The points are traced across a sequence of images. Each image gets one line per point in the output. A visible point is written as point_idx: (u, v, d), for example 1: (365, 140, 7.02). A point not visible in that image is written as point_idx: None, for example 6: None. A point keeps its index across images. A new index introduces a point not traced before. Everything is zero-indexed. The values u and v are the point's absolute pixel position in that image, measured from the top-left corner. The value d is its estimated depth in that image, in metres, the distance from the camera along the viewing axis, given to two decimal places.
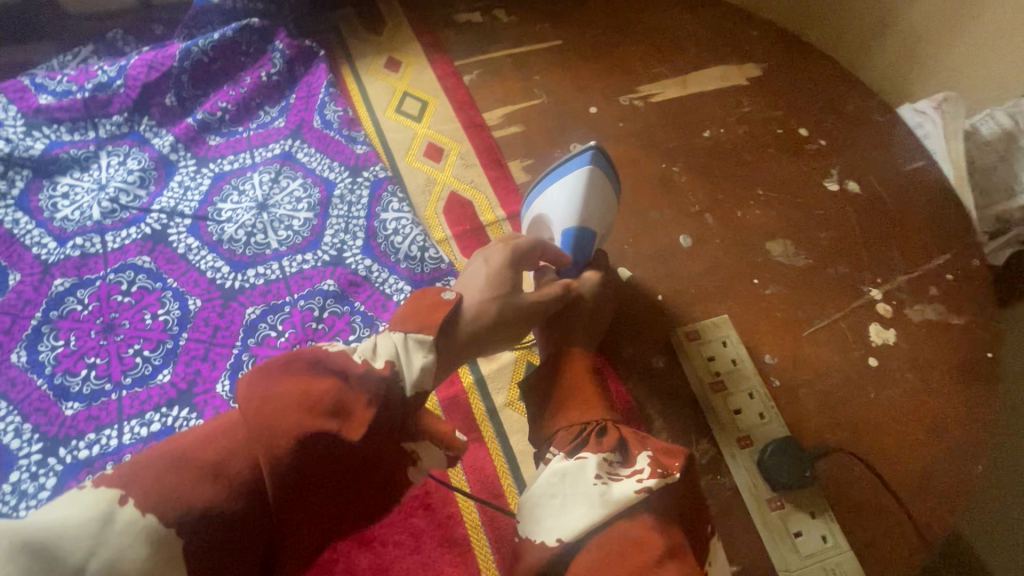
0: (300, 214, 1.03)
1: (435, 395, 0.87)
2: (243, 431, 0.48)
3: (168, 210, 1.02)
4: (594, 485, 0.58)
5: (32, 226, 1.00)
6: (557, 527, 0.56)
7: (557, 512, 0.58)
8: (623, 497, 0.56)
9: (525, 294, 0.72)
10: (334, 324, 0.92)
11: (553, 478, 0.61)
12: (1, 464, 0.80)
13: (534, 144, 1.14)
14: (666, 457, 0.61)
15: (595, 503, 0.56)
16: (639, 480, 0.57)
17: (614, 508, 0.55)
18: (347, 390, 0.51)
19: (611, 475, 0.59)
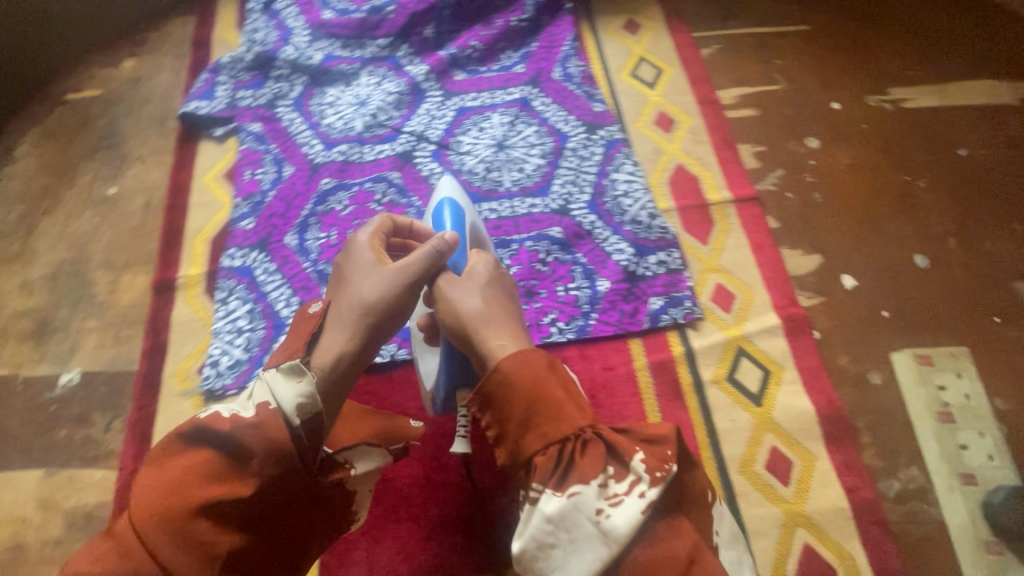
0: (533, 160, 1.08)
1: (645, 355, 0.91)
2: (163, 493, 0.54)
3: (416, 134, 1.11)
4: (591, 522, 0.54)
5: (304, 127, 1.12)
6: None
7: (572, 560, 0.54)
8: (630, 527, 0.53)
9: (364, 311, 0.66)
10: (557, 269, 0.98)
11: (551, 516, 0.54)
12: (273, 325, 0.93)
13: (768, 131, 1.11)
14: (654, 452, 0.56)
15: (608, 548, 0.53)
16: (640, 500, 0.54)
17: (618, 544, 0.53)
18: (237, 471, 0.57)
19: (608, 499, 0.54)
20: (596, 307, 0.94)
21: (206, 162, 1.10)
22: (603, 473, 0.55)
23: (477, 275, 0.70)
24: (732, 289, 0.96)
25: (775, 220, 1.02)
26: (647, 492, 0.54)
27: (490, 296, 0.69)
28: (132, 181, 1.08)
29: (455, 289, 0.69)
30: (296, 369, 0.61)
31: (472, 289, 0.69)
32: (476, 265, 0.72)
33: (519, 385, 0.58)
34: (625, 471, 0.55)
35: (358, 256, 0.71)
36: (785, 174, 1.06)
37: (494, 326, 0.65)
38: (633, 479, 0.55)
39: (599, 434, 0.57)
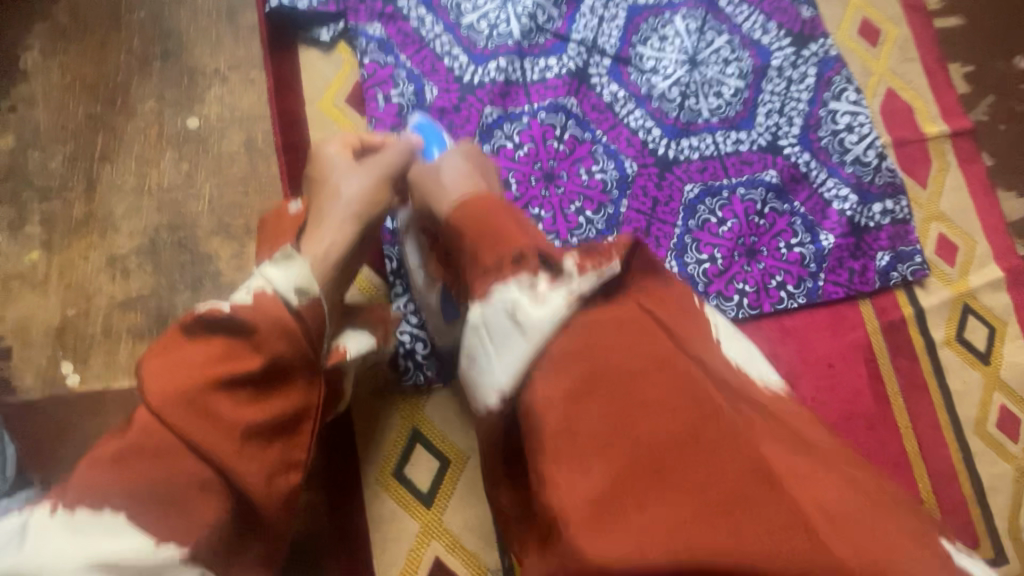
0: (731, 81, 0.89)
1: (875, 318, 0.85)
2: (180, 380, 0.43)
3: (587, 43, 0.88)
4: (508, 316, 0.46)
5: (439, 29, 0.85)
6: (505, 375, 0.46)
7: (496, 359, 0.47)
8: (553, 321, 0.44)
9: (344, 221, 0.62)
10: (776, 222, 0.86)
11: (490, 314, 0.47)
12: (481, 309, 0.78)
13: (977, 46, 0.97)
14: (591, 254, 0.47)
15: (527, 338, 0.45)
16: (568, 295, 0.45)
17: (542, 335, 0.44)
18: (239, 346, 0.46)
19: (531, 293, 0.46)
20: (823, 266, 0.85)
21: (317, 82, 0.82)
22: (530, 271, 0.47)
23: (455, 160, 0.63)
24: (954, 240, 0.89)
25: (989, 156, 0.93)
26: (559, 287, 0.45)
27: (472, 171, 0.63)
28: (217, 108, 0.80)
29: (413, 169, 0.65)
30: (291, 256, 0.54)
31: (457, 169, 0.63)
32: (449, 155, 0.64)
33: (465, 221, 0.53)
34: (534, 268, 0.47)
35: (326, 151, 0.66)
36: (996, 101, 0.95)
37: (463, 191, 0.58)
38: (565, 279, 0.46)
39: (540, 252, 0.48)
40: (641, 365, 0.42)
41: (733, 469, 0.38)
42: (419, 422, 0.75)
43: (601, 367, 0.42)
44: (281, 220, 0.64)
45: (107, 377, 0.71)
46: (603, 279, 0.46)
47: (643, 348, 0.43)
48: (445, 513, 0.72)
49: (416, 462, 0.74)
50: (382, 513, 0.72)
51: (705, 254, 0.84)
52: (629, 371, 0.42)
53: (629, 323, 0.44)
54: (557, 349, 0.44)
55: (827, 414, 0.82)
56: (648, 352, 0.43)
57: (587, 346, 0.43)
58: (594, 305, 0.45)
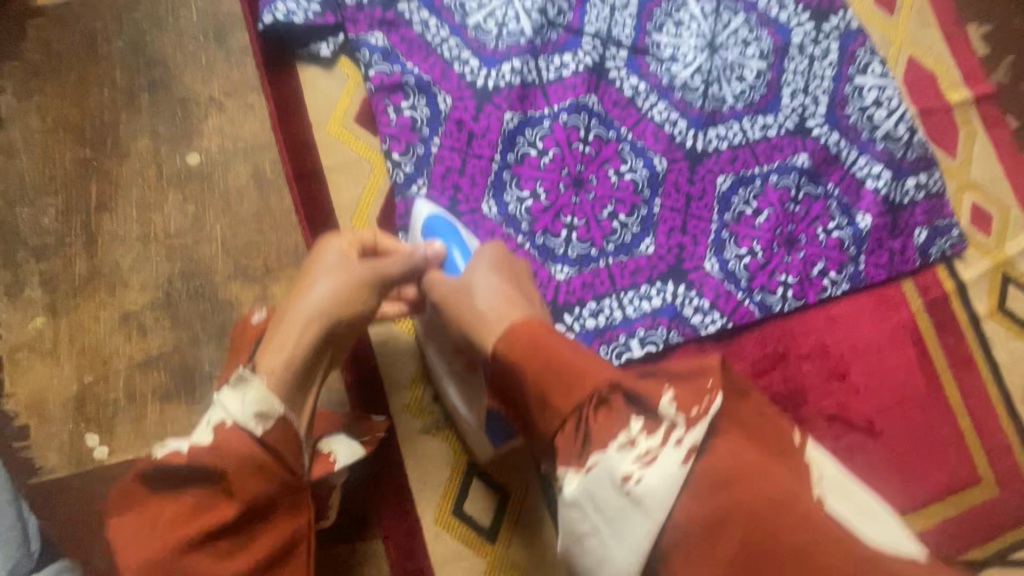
0: (752, 63, 0.86)
1: (918, 296, 0.83)
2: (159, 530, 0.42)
3: (602, 35, 0.83)
4: (616, 485, 0.43)
5: (445, 32, 0.79)
6: (627, 560, 0.42)
7: (609, 541, 0.43)
8: (671, 488, 0.41)
9: (311, 306, 0.53)
10: (812, 207, 0.83)
11: (601, 493, 0.43)
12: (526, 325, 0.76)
13: (993, 3, 0.94)
14: (690, 395, 0.45)
15: (650, 520, 0.41)
16: (681, 459, 0.42)
17: (665, 509, 0.41)
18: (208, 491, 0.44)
19: (636, 455, 0.43)
20: (863, 248, 0.83)
21: (321, 101, 0.76)
22: (626, 433, 0.44)
23: (484, 276, 0.58)
24: (988, 209, 0.87)
25: (1014, 119, 0.91)
26: (658, 445, 0.43)
27: (507, 288, 0.57)
28: (218, 140, 0.73)
29: (438, 287, 0.60)
30: (243, 377, 0.48)
31: (491, 289, 0.57)
32: (478, 266, 0.59)
33: (519, 352, 0.49)
34: (625, 413, 0.45)
35: (324, 247, 0.57)
36: (1017, 60, 0.93)
37: (499, 314, 0.54)
38: (665, 428, 0.44)
39: (622, 390, 0.46)
40: (738, 485, 0.41)
41: (826, 541, 0.38)
42: (474, 454, 0.71)
43: (729, 508, 0.40)
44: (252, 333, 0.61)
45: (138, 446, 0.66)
46: (696, 449, 0.42)
47: (737, 469, 0.42)
48: (510, 546, 0.70)
49: (474, 495, 0.70)
50: (444, 551, 0.69)
51: (745, 248, 0.80)
52: (731, 471, 0.42)
53: (747, 467, 0.42)
54: (686, 510, 0.41)
55: (881, 400, 0.80)
56: (749, 459, 0.43)
57: (715, 497, 0.41)
58: (708, 458, 0.43)
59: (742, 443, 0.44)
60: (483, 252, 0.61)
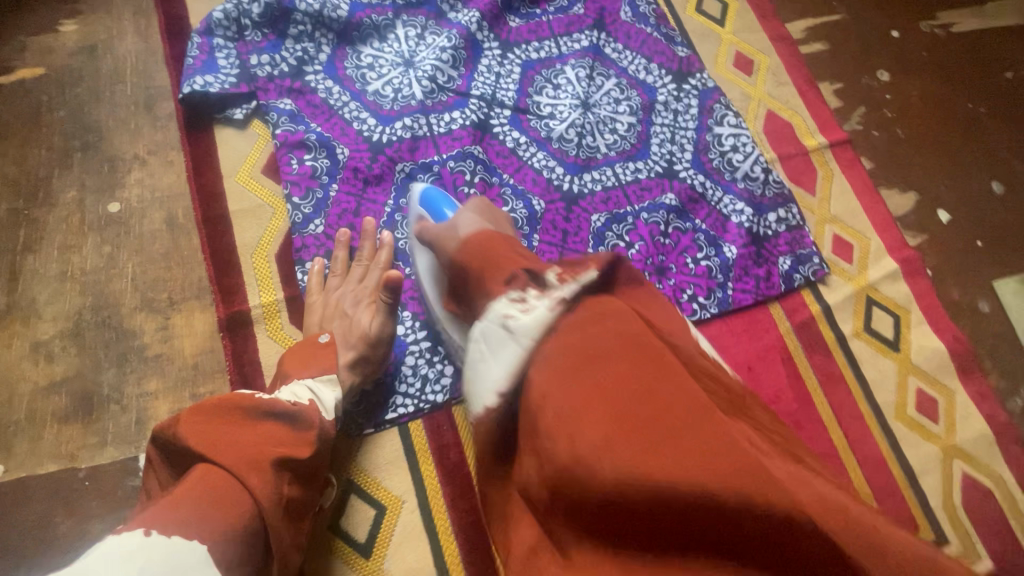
0: (623, 117, 0.97)
1: (786, 319, 0.90)
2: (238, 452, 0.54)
3: (487, 97, 0.95)
4: (497, 325, 0.54)
5: (347, 97, 0.92)
6: (501, 376, 0.53)
7: (491, 363, 0.54)
8: (539, 325, 0.52)
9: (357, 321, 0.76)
10: (680, 239, 0.91)
11: (486, 327, 0.55)
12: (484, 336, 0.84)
13: (842, 65, 1.08)
14: (568, 267, 0.57)
15: (517, 343, 0.52)
16: (549, 305, 0.53)
17: (530, 338, 0.52)
18: (299, 440, 0.60)
19: (520, 306, 0.54)
20: (730, 275, 0.90)
21: (233, 157, 0.87)
22: (520, 287, 0.56)
23: (467, 214, 0.71)
24: (848, 239, 0.96)
25: (868, 160, 1.02)
26: (544, 296, 0.54)
27: (483, 222, 0.70)
28: (138, 191, 0.84)
29: (429, 232, 0.73)
30: (334, 382, 0.69)
31: (470, 222, 0.69)
32: (462, 211, 0.72)
33: (472, 257, 0.62)
34: (525, 281, 0.57)
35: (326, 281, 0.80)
36: (866, 111, 1.05)
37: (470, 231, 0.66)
38: (546, 288, 0.55)
39: (527, 272, 0.58)
40: (585, 324, 0.50)
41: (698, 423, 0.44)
42: (355, 473, 0.75)
43: (576, 341, 0.49)
44: (320, 345, 0.71)
45: (32, 465, 0.70)
46: (579, 286, 0.54)
47: (600, 330, 0.49)
48: (386, 563, 0.72)
49: (355, 517, 0.73)
50: (321, 568, 0.71)
51: None
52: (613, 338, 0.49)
53: (596, 313, 0.51)
54: (544, 349, 0.51)
55: None
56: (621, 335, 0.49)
57: (578, 331, 0.50)
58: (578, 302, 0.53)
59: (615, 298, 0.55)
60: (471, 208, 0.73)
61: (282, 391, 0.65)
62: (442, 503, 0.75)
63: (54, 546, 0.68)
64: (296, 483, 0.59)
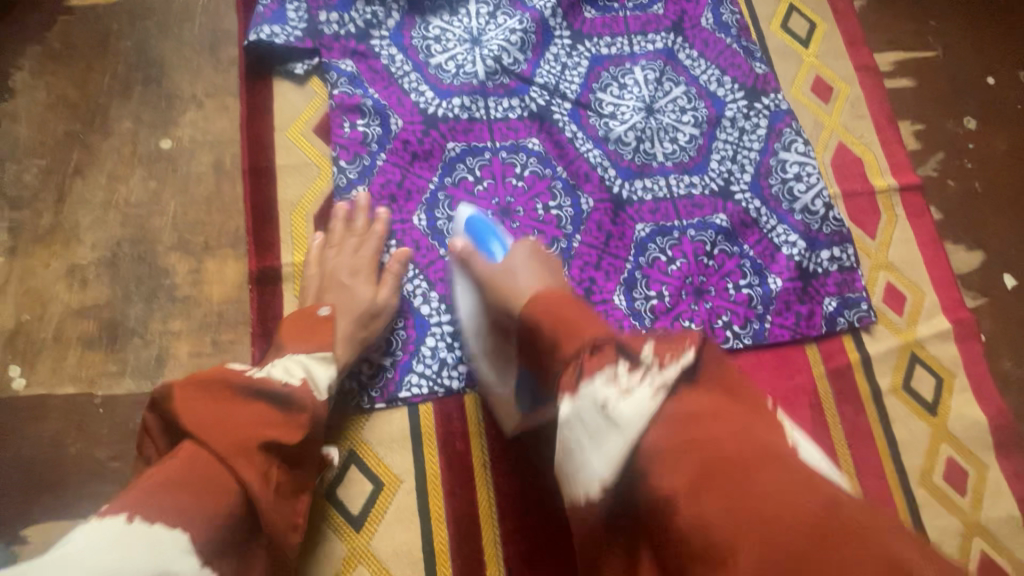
0: (686, 128, 0.93)
1: (821, 362, 0.86)
2: (223, 436, 0.52)
3: (549, 87, 0.92)
4: (593, 412, 0.52)
5: (408, 67, 0.90)
6: (603, 469, 0.51)
7: (591, 451, 0.52)
8: (643, 415, 0.50)
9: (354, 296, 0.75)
10: (725, 263, 0.88)
11: (581, 407, 0.53)
12: None
13: (927, 106, 1.02)
14: (665, 345, 0.54)
15: (620, 434, 0.50)
16: (652, 390, 0.51)
17: (635, 429, 0.50)
18: (287, 421, 0.57)
19: (617, 388, 0.52)
20: (770, 308, 0.86)
21: (287, 111, 0.86)
22: (611, 364, 0.53)
23: (522, 263, 0.68)
24: (902, 289, 0.91)
25: (938, 211, 0.96)
26: (644, 380, 0.52)
27: (547, 277, 0.67)
28: (191, 131, 0.84)
29: (474, 265, 0.72)
30: (326, 357, 0.66)
31: (531, 280, 0.67)
32: (511, 250, 0.70)
33: (542, 314, 0.59)
34: (614, 355, 0.54)
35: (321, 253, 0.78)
36: (945, 158, 0.99)
37: (532, 290, 0.65)
38: (644, 369, 0.53)
39: (614, 344, 0.55)
40: (707, 421, 0.49)
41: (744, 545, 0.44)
42: (358, 443, 0.75)
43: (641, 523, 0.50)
44: (316, 321, 0.69)
45: (52, 384, 0.72)
46: (680, 368, 0.52)
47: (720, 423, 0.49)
48: (373, 539, 0.72)
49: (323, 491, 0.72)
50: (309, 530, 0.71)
51: (654, 291, 0.85)
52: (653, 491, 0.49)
53: (693, 415, 0.50)
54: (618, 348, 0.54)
55: None
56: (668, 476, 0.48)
57: (688, 427, 0.49)
58: (678, 393, 0.52)
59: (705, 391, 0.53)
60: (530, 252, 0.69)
61: (274, 366, 0.62)
62: (439, 490, 0.74)
63: (63, 464, 0.69)
64: (284, 468, 0.57)
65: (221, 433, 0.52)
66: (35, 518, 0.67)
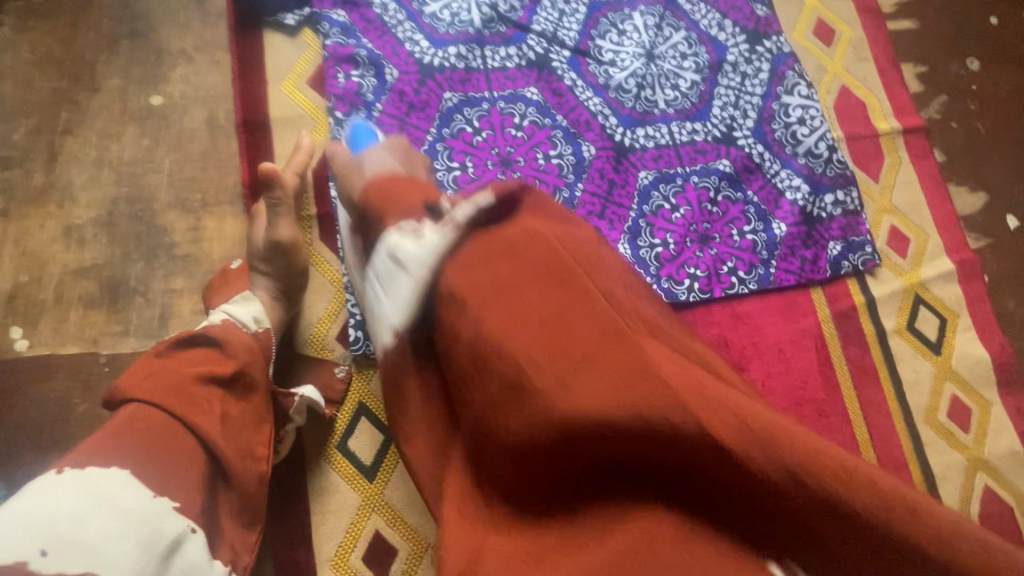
0: (687, 74, 0.92)
1: (827, 306, 0.86)
2: (158, 385, 0.53)
3: (547, 34, 0.90)
4: (387, 263, 0.52)
5: (402, 16, 0.87)
6: (394, 313, 0.53)
7: (386, 300, 0.54)
8: (430, 254, 0.49)
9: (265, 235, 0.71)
10: (729, 209, 0.87)
11: (378, 263, 0.54)
12: None
13: (929, 49, 1.00)
14: (467, 192, 0.52)
15: (407, 274, 0.50)
16: (440, 229, 0.49)
17: (422, 268, 0.49)
18: (216, 355, 0.58)
19: (412, 234, 0.51)
20: (775, 253, 0.86)
21: (279, 64, 0.84)
22: (416, 219, 0.52)
23: (378, 152, 0.69)
24: (906, 232, 0.90)
25: (941, 153, 0.95)
26: (438, 224, 0.50)
27: (392, 161, 0.68)
28: (181, 87, 0.82)
29: (338, 161, 0.70)
30: (248, 297, 0.67)
31: (381, 161, 0.67)
32: (375, 150, 0.70)
33: (376, 193, 0.58)
34: (420, 213, 0.53)
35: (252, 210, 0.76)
36: (948, 101, 0.98)
37: (376, 171, 0.64)
38: (446, 220, 0.49)
39: (427, 204, 0.54)
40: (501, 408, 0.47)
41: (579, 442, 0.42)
42: (366, 396, 0.75)
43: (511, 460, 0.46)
44: (229, 274, 0.71)
45: (55, 344, 0.71)
46: (474, 209, 0.48)
47: (513, 267, 0.46)
48: (386, 487, 0.72)
49: (283, 449, 0.68)
50: (322, 482, 0.71)
51: (658, 238, 0.85)
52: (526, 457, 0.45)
53: (510, 244, 0.47)
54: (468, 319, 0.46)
55: (779, 398, 0.82)
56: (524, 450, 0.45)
57: (483, 267, 0.46)
58: (475, 228, 0.48)
59: (526, 217, 0.49)
60: (381, 151, 0.69)
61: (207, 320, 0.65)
62: None
63: (72, 425, 0.69)
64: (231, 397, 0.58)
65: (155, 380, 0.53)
66: (48, 477, 0.67)
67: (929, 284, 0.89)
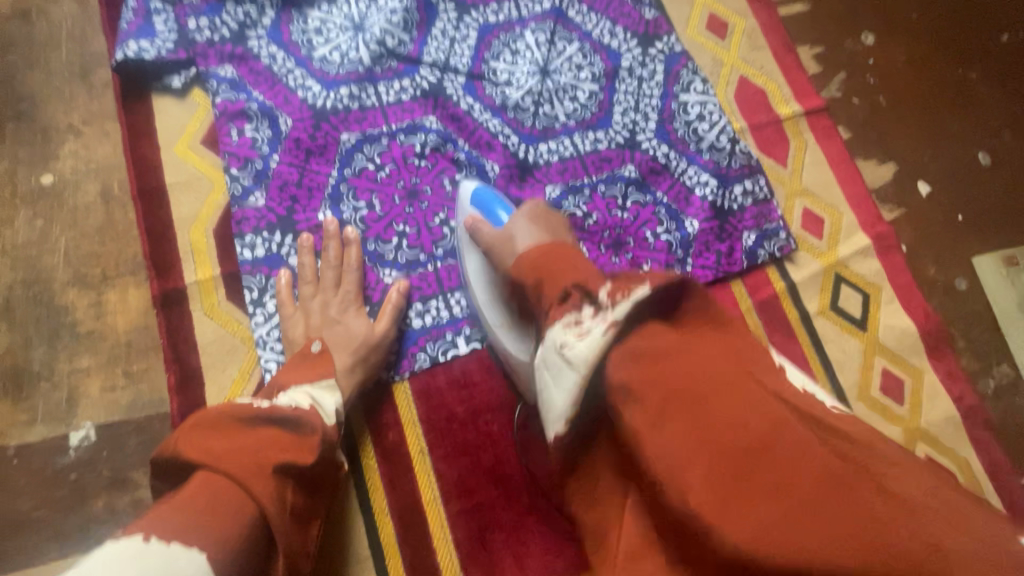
0: (585, 84, 0.92)
1: (747, 297, 0.86)
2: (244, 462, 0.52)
3: (439, 63, 0.90)
4: (557, 356, 0.49)
5: (291, 64, 0.87)
6: (563, 405, 0.49)
7: (554, 392, 0.50)
8: (595, 352, 0.47)
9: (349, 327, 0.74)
10: (639, 213, 0.87)
11: (543, 356, 0.51)
12: (451, 327, 0.80)
13: (824, 30, 1.01)
14: (622, 283, 0.50)
15: (576, 374, 0.47)
16: (604, 328, 0.47)
17: (587, 368, 0.47)
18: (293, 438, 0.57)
19: (576, 332, 0.49)
20: (690, 251, 0.86)
21: (170, 128, 0.83)
22: (574, 309, 0.50)
23: (523, 223, 0.68)
24: (819, 213, 0.91)
25: (846, 131, 0.96)
26: (598, 318, 0.48)
27: (542, 233, 0.67)
28: (72, 163, 0.81)
29: (484, 235, 0.71)
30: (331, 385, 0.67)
31: (526, 231, 0.67)
32: (517, 219, 0.69)
33: (532, 270, 0.57)
34: (575, 302, 0.51)
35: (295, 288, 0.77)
36: (847, 78, 0.99)
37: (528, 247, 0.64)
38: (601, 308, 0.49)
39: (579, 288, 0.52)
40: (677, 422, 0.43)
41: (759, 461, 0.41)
42: None
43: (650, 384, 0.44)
44: (313, 357, 0.69)
45: None
46: (631, 304, 0.47)
47: (663, 305, 0.47)
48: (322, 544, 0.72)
49: None
50: None
51: None
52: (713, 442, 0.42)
53: (677, 326, 0.47)
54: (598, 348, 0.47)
55: None
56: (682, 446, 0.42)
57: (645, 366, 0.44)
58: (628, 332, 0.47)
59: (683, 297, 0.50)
60: (524, 221, 0.69)
61: (282, 397, 0.62)
62: (380, 483, 0.75)
63: None
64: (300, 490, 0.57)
65: (237, 454, 0.52)
66: None
67: (848, 262, 0.89)
